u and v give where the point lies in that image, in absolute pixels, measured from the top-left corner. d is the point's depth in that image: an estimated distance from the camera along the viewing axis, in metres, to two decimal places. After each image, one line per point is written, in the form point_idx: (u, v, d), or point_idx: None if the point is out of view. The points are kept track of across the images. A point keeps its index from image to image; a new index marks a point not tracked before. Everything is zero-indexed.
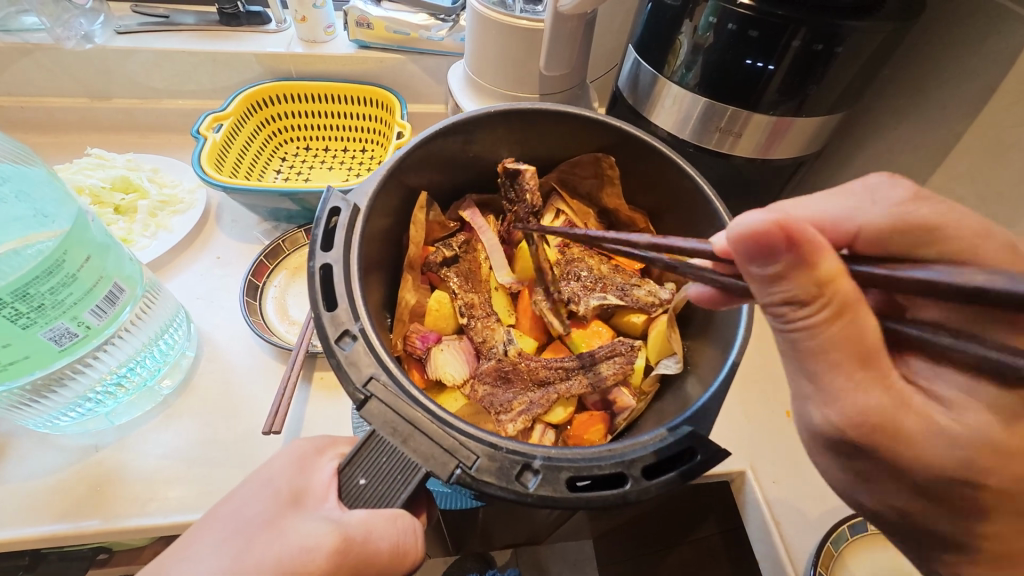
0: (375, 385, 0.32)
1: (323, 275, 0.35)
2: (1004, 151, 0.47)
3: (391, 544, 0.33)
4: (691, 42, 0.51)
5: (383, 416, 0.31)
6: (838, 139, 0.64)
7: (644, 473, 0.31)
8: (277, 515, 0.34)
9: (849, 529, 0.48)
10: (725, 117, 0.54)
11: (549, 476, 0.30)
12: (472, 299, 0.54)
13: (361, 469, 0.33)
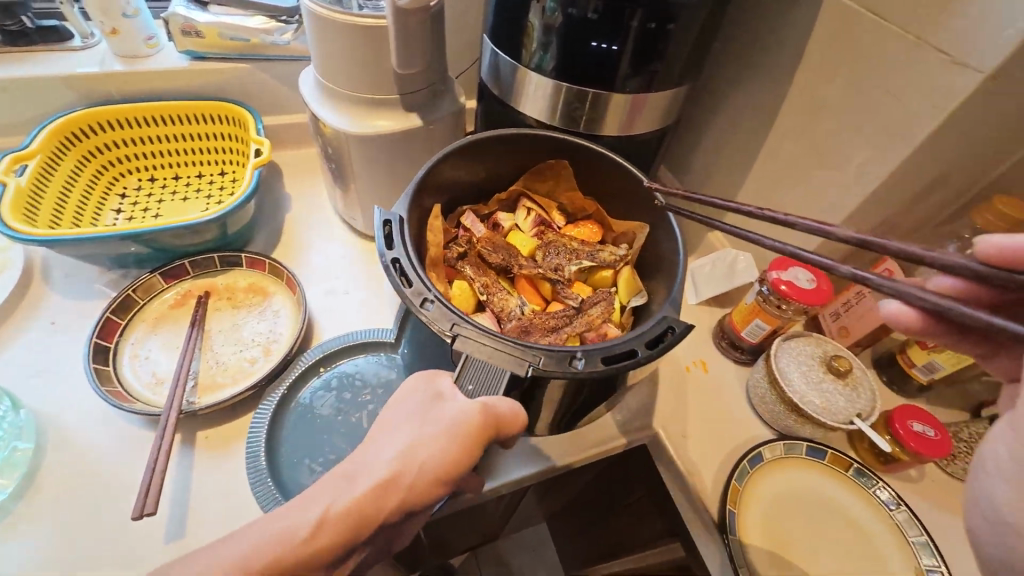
0: (460, 329, 0.37)
1: (397, 268, 0.39)
2: (817, 108, 0.53)
3: (508, 410, 0.36)
4: (541, 24, 0.51)
5: (471, 342, 0.36)
6: (693, 110, 0.69)
7: (646, 345, 0.38)
8: (425, 413, 0.36)
9: (806, 446, 0.53)
10: (586, 99, 0.55)
11: (591, 356, 0.37)
12: (487, 279, 0.54)
13: (467, 376, 0.37)
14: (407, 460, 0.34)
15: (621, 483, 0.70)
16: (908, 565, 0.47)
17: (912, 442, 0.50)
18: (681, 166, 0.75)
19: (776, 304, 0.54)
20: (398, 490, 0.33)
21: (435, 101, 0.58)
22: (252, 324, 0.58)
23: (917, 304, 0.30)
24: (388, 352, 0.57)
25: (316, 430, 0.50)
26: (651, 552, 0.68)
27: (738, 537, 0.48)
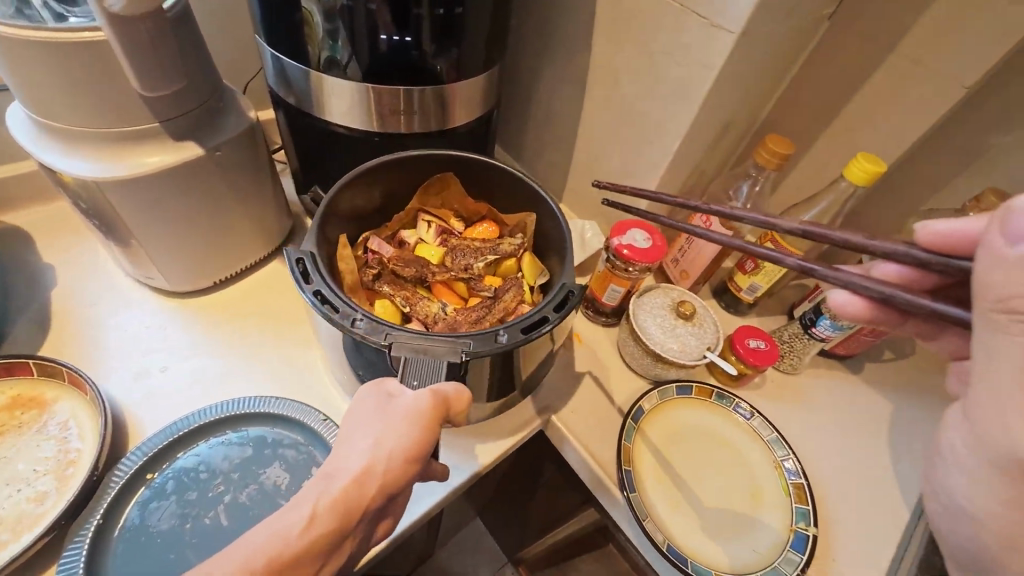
0: (394, 336, 0.38)
1: (319, 299, 0.39)
2: (617, 75, 0.55)
3: (453, 387, 0.37)
4: (321, 11, 0.44)
5: (407, 344, 0.38)
6: (513, 90, 0.69)
7: (555, 310, 0.41)
8: (378, 413, 0.36)
9: (676, 387, 0.57)
10: (396, 95, 0.51)
11: (511, 330, 0.39)
12: (407, 293, 0.53)
13: (411, 373, 0.38)
14: (377, 447, 0.34)
15: (531, 465, 0.71)
16: (769, 463, 0.55)
17: (752, 359, 0.57)
18: (515, 146, 0.75)
19: (624, 267, 0.57)
20: (376, 476, 0.34)
21: (216, 121, 0.48)
22: (30, 449, 0.44)
23: (864, 292, 0.34)
24: (233, 428, 0.48)
25: (156, 553, 0.41)
26: (571, 520, 0.71)
27: (639, 492, 0.50)
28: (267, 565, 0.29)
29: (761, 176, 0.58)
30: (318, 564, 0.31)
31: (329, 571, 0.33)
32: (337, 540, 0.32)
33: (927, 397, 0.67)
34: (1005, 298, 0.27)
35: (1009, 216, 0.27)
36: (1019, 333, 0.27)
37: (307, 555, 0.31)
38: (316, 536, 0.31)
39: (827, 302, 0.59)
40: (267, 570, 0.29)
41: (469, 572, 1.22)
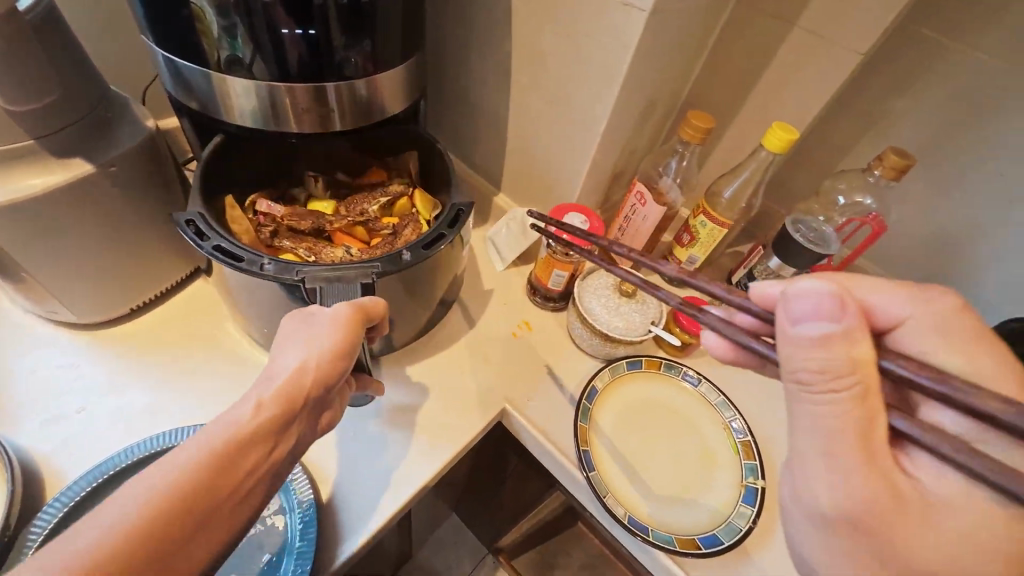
0: (304, 270, 0.43)
1: (220, 251, 0.43)
2: (539, 59, 0.55)
3: (373, 299, 0.43)
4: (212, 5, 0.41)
5: (318, 276, 0.43)
6: (438, 80, 0.67)
7: (449, 226, 0.48)
8: (303, 329, 0.40)
9: (625, 362, 0.59)
10: (309, 92, 0.48)
11: (414, 250, 0.46)
12: (308, 244, 0.56)
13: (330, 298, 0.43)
14: (305, 353, 0.38)
15: (496, 457, 0.71)
16: (717, 425, 0.57)
17: (693, 328, 0.60)
18: (448, 137, 0.73)
19: (564, 252, 0.57)
20: (308, 376, 0.37)
21: (106, 134, 0.44)
22: None
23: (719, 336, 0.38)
24: None
25: None
26: (541, 504, 0.72)
27: (598, 470, 0.51)
28: (214, 455, 0.32)
29: (687, 151, 0.59)
30: (268, 452, 0.34)
31: (278, 465, 0.36)
32: (280, 431, 0.35)
33: None
34: (794, 369, 0.31)
35: (788, 301, 0.31)
36: (818, 400, 0.30)
37: (254, 443, 0.34)
38: (258, 425, 0.34)
39: (759, 267, 0.62)
40: (216, 456, 0.32)
41: (452, 567, 1.23)
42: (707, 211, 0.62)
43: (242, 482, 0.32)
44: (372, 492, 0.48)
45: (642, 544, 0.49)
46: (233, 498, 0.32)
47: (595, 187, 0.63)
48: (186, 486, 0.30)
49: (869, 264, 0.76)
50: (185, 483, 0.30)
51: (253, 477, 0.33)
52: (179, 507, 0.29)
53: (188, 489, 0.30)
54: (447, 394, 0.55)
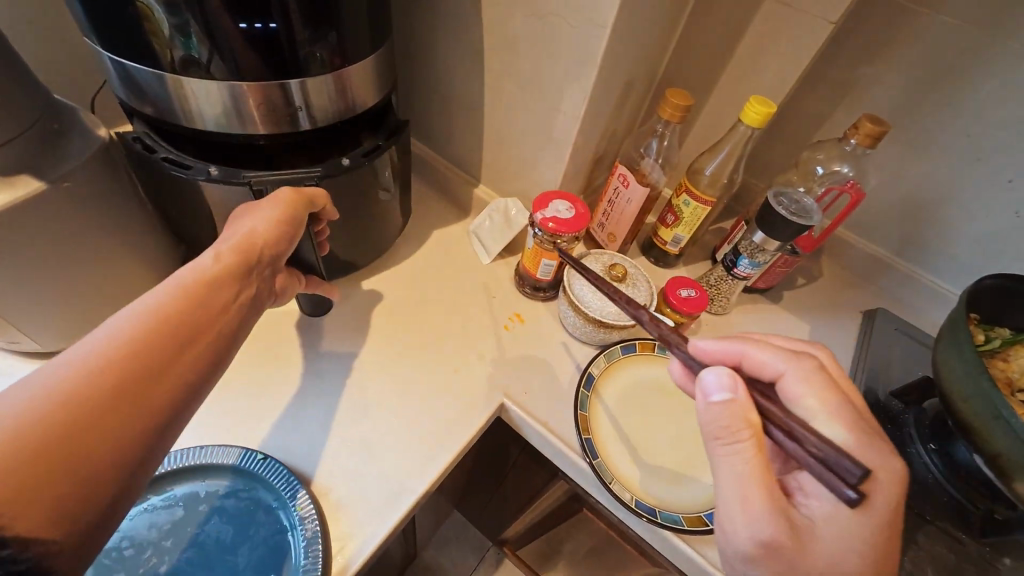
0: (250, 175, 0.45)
1: (169, 162, 0.45)
2: (513, 44, 0.53)
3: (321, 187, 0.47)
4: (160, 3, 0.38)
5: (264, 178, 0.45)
6: (408, 71, 0.65)
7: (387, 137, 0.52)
8: (248, 210, 0.43)
9: (620, 347, 0.59)
10: (274, 90, 0.45)
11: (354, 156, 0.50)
12: None
13: None
14: (248, 223, 0.41)
15: (496, 450, 0.71)
16: None
17: (685, 307, 0.60)
18: (423, 130, 0.71)
19: (551, 241, 0.56)
20: (256, 238, 0.41)
21: (55, 147, 0.41)
22: None
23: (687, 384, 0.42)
24: (155, 492, 0.42)
25: None
26: (544, 494, 0.71)
27: (602, 457, 0.51)
28: (184, 293, 0.34)
29: (668, 131, 0.59)
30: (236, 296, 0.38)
31: (245, 314, 0.39)
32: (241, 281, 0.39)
33: (836, 313, 0.75)
34: (711, 432, 0.35)
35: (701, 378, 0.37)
36: (727, 452, 0.35)
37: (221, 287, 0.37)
38: (219, 273, 0.37)
39: (743, 243, 0.62)
40: (181, 293, 0.34)
41: (456, 562, 1.23)
42: (690, 189, 0.62)
43: (216, 314, 0.35)
44: (375, 499, 0.46)
45: (652, 526, 0.49)
46: (212, 325, 0.35)
47: (576, 172, 0.62)
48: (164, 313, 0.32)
49: (846, 232, 0.78)
50: (161, 312, 0.32)
51: (224, 312, 0.36)
52: (166, 327, 0.32)
53: (165, 316, 0.32)
54: (444, 394, 0.54)
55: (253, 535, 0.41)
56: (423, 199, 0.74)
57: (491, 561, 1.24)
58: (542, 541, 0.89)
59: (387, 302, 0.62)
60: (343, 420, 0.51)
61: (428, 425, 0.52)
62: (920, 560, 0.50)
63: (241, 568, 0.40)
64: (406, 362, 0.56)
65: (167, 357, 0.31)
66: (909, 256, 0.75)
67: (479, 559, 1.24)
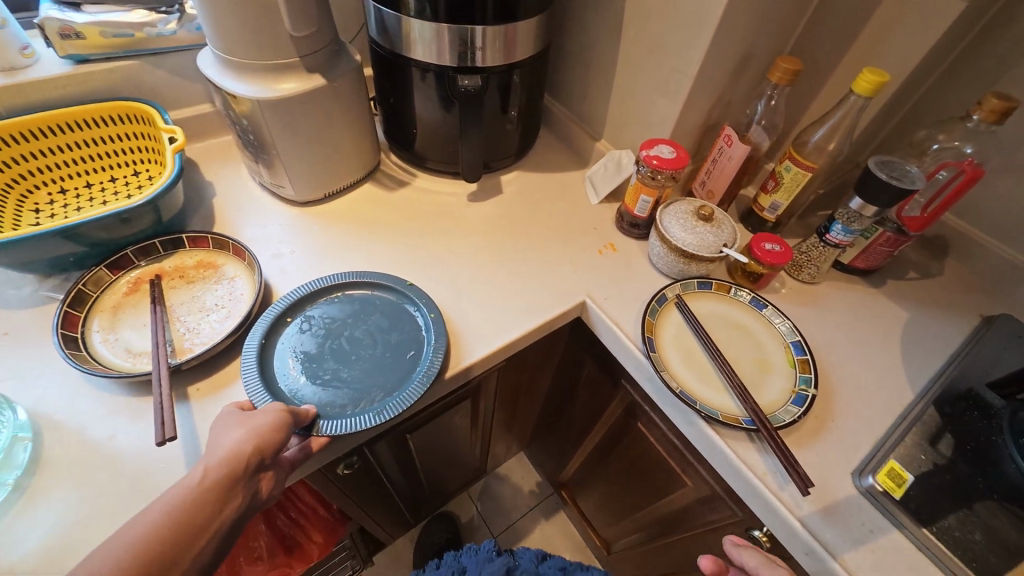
0: (447, 68, 0.67)
1: (394, 56, 0.69)
2: (647, 13, 0.65)
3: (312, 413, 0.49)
4: None
5: (455, 71, 0.68)
6: (561, 38, 0.81)
7: (537, 52, 0.73)
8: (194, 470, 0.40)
9: (696, 282, 0.68)
10: (466, 35, 0.64)
11: (518, 66, 0.71)
12: None
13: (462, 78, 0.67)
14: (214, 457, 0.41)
15: (574, 363, 0.83)
16: (778, 342, 0.63)
17: (768, 258, 0.65)
18: (563, 91, 0.86)
19: (651, 177, 0.67)
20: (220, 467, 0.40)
21: (334, 60, 0.64)
22: (212, 291, 0.61)
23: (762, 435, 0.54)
24: (344, 289, 0.63)
25: (302, 360, 0.56)
26: (607, 411, 0.81)
27: (658, 353, 0.61)
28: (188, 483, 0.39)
29: (776, 94, 0.65)
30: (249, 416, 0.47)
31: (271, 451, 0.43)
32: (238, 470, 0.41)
33: (947, 310, 0.72)
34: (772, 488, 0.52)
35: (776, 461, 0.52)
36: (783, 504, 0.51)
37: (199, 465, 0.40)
38: (194, 502, 0.38)
39: (841, 211, 0.65)
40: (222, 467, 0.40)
41: (518, 497, 1.37)
42: (794, 156, 0.67)
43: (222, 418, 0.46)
44: (478, 334, 0.61)
45: (692, 416, 0.57)
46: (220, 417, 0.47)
47: (687, 128, 0.72)
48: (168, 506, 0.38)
49: (978, 232, 0.75)
50: (159, 520, 0.37)
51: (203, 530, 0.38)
52: (183, 514, 0.38)
53: (195, 467, 0.40)
54: (540, 284, 0.68)
55: (399, 329, 0.60)
56: (551, 149, 0.89)
57: (548, 507, 1.36)
58: (598, 473, 0.98)
59: (511, 214, 0.78)
60: (464, 283, 0.67)
61: (525, 302, 0.66)
62: (969, 522, 0.50)
63: (390, 343, 0.58)
64: (515, 256, 0.71)
65: (216, 495, 0.39)
66: None
67: (539, 502, 1.36)
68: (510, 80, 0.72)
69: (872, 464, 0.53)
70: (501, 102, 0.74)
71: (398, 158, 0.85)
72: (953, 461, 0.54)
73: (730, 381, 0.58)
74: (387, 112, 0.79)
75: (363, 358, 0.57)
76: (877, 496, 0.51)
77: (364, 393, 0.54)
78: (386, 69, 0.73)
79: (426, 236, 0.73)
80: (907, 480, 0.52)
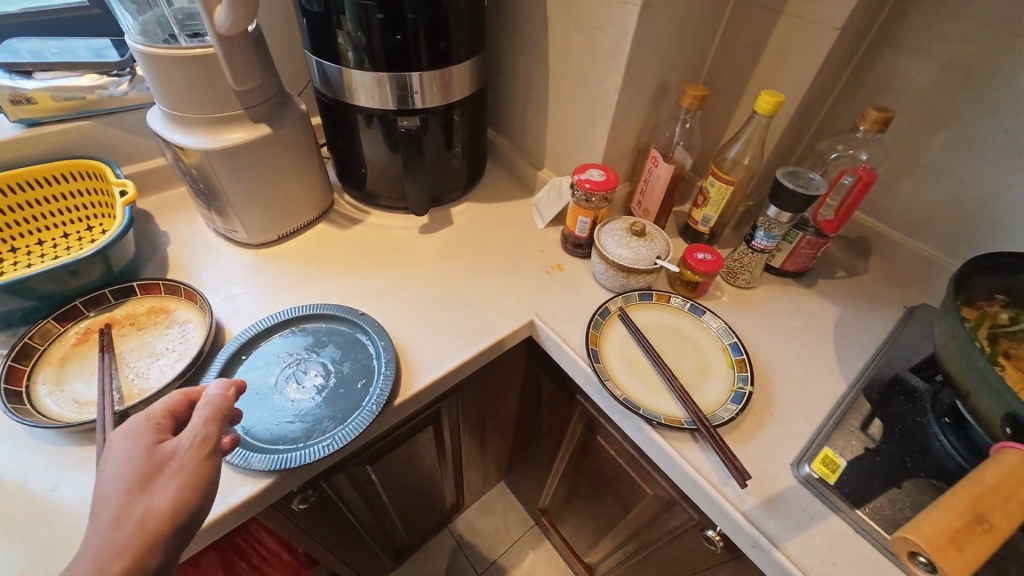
0: (388, 111, 0.72)
1: (338, 104, 0.74)
2: (567, 53, 0.72)
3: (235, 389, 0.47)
4: (350, 41, 0.65)
5: (396, 114, 0.72)
6: (498, 79, 0.87)
7: (474, 93, 0.78)
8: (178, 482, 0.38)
9: (638, 294, 0.71)
10: (404, 81, 0.69)
11: (457, 106, 0.76)
12: None
13: (403, 120, 0.71)
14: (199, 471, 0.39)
15: (534, 384, 0.85)
16: (716, 345, 0.67)
17: (700, 267, 0.70)
18: (505, 127, 0.92)
19: (586, 199, 0.72)
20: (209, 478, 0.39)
21: (280, 110, 0.68)
22: (163, 335, 0.62)
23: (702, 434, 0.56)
24: (297, 325, 0.65)
25: (253, 397, 0.57)
26: (569, 428, 0.82)
27: (603, 364, 0.63)
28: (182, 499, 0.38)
29: (691, 118, 0.71)
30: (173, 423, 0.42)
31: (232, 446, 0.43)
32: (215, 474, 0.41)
33: (874, 304, 0.77)
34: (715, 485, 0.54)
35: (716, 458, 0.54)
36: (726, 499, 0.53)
37: (136, 493, 0.37)
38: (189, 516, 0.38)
39: (762, 219, 0.71)
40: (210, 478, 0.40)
41: (501, 529, 1.35)
42: (715, 172, 0.73)
43: (138, 430, 0.40)
44: (429, 358, 0.63)
45: (638, 423, 0.59)
46: (128, 422, 0.41)
47: (617, 153, 0.78)
48: (115, 549, 0.34)
49: (893, 230, 0.81)
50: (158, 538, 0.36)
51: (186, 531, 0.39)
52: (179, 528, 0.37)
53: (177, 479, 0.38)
54: (490, 307, 0.71)
55: (351, 359, 0.61)
56: (498, 180, 0.94)
57: (532, 537, 1.33)
58: (571, 495, 0.98)
59: (461, 243, 0.81)
60: (415, 310, 0.69)
61: (474, 325, 0.68)
62: (899, 499, 0.52)
63: (341, 374, 0.60)
64: (465, 282, 0.74)
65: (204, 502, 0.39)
66: (960, 255, 0.76)
67: (523, 533, 1.34)
68: (450, 119, 0.77)
69: (809, 453, 0.56)
70: (445, 139, 0.79)
71: (351, 198, 0.88)
72: (882, 444, 0.57)
73: (671, 385, 0.61)
74: (337, 155, 0.83)
75: (315, 391, 0.58)
76: (815, 484, 0.53)
77: (315, 424, 0.55)
78: (332, 116, 0.77)
79: (378, 269, 0.75)
80: (840, 466, 0.55)
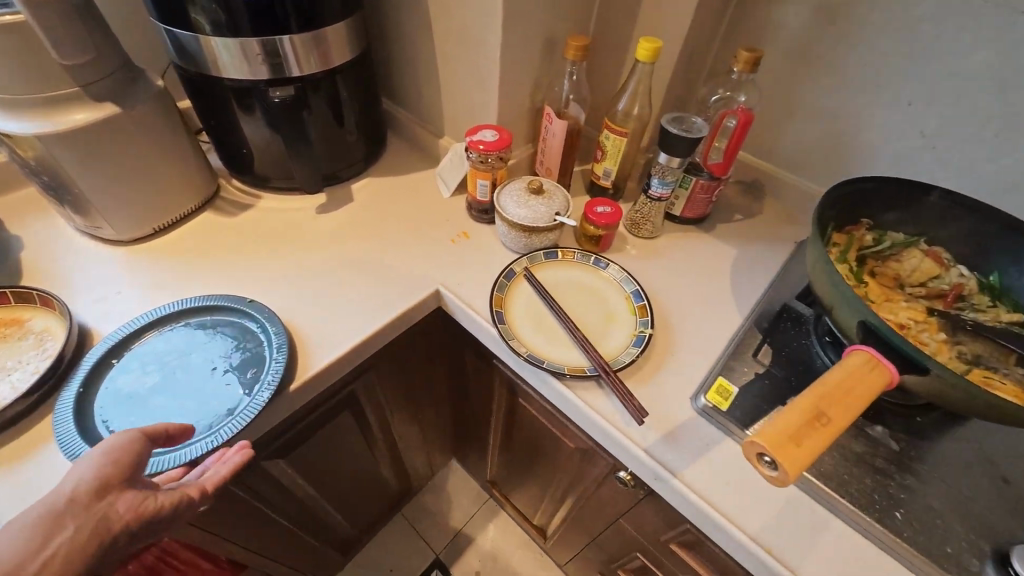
0: (260, 81, 0.66)
1: (202, 77, 0.67)
2: (446, 10, 0.69)
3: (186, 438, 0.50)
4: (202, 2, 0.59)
5: (270, 84, 0.67)
6: (385, 45, 0.83)
7: (356, 58, 0.74)
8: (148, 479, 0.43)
9: (543, 253, 0.71)
10: (274, 47, 0.63)
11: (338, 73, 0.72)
12: None
13: (277, 91, 0.66)
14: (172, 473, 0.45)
15: (456, 356, 0.84)
16: (620, 294, 0.68)
17: (600, 220, 0.70)
18: (401, 96, 0.88)
19: (481, 162, 0.70)
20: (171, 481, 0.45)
21: (129, 86, 0.61)
22: (15, 349, 0.55)
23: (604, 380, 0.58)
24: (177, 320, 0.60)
25: (127, 401, 0.52)
26: (495, 395, 0.82)
27: (508, 324, 0.63)
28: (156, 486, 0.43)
29: (578, 71, 0.71)
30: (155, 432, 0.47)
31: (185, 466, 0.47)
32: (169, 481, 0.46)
33: (768, 241, 0.81)
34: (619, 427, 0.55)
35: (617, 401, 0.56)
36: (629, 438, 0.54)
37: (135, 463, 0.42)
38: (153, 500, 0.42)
39: (655, 167, 0.72)
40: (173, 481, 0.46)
41: (456, 507, 1.35)
42: (608, 124, 0.73)
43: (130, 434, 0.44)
44: (328, 339, 0.60)
45: (545, 377, 0.59)
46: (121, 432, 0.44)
47: (512, 114, 0.76)
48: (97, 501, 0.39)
49: (782, 171, 0.85)
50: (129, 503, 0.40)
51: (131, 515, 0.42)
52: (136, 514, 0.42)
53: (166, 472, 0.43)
54: (393, 281, 0.69)
55: (240, 349, 0.58)
56: (401, 153, 0.91)
57: (487, 510, 1.35)
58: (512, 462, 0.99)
59: (362, 220, 0.78)
60: (311, 292, 0.66)
61: (376, 300, 0.66)
62: None
63: (229, 365, 0.56)
64: (366, 259, 0.71)
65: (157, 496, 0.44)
66: None
67: (478, 508, 1.35)
68: (333, 87, 0.72)
69: (704, 385, 0.59)
70: (332, 110, 0.74)
71: (240, 182, 0.82)
72: (770, 369, 0.61)
73: (575, 338, 0.62)
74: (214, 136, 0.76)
75: (200, 386, 0.54)
76: (710, 414, 0.56)
77: (201, 420, 0.52)
78: (199, 91, 0.70)
79: (271, 254, 0.71)
80: (732, 393, 0.57)
